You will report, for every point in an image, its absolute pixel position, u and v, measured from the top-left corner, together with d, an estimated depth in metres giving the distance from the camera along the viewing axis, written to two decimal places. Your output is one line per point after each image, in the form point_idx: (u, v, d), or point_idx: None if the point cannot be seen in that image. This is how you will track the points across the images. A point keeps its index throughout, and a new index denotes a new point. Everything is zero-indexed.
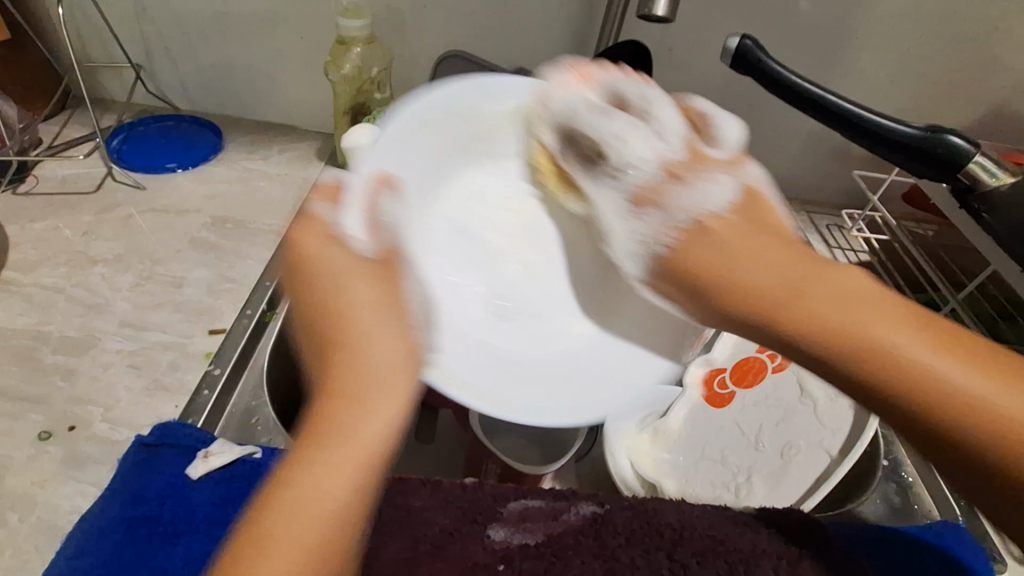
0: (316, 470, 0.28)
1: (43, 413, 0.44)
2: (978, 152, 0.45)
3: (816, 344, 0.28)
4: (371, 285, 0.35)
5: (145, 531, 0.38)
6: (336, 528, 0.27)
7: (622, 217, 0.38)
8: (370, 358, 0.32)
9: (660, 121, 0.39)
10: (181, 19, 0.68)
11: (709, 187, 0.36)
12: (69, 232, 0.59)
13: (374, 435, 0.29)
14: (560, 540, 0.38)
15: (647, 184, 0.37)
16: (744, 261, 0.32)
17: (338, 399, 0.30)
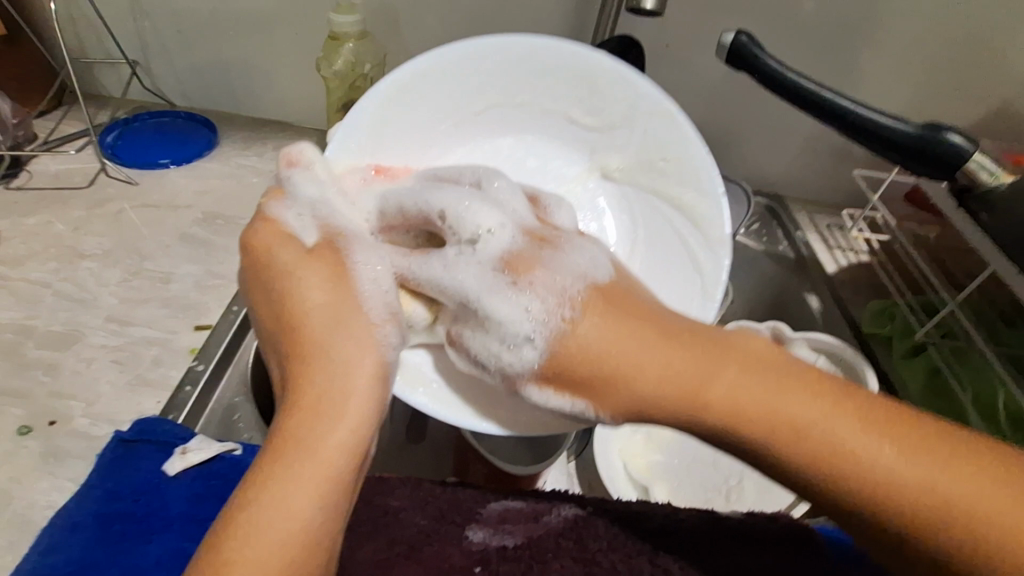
0: (284, 489, 0.27)
1: (24, 407, 0.44)
2: (978, 149, 0.43)
3: (727, 421, 0.27)
4: (323, 289, 0.33)
5: (119, 528, 0.37)
6: (310, 548, 0.27)
7: (499, 292, 0.33)
8: (328, 355, 0.31)
9: (497, 194, 0.37)
10: (176, 15, 0.68)
11: (575, 255, 0.34)
12: (60, 226, 0.59)
13: (338, 445, 0.28)
14: (538, 543, 0.37)
15: (514, 252, 0.33)
16: (632, 351, 0.29)
17: (303, 410, 0.29)
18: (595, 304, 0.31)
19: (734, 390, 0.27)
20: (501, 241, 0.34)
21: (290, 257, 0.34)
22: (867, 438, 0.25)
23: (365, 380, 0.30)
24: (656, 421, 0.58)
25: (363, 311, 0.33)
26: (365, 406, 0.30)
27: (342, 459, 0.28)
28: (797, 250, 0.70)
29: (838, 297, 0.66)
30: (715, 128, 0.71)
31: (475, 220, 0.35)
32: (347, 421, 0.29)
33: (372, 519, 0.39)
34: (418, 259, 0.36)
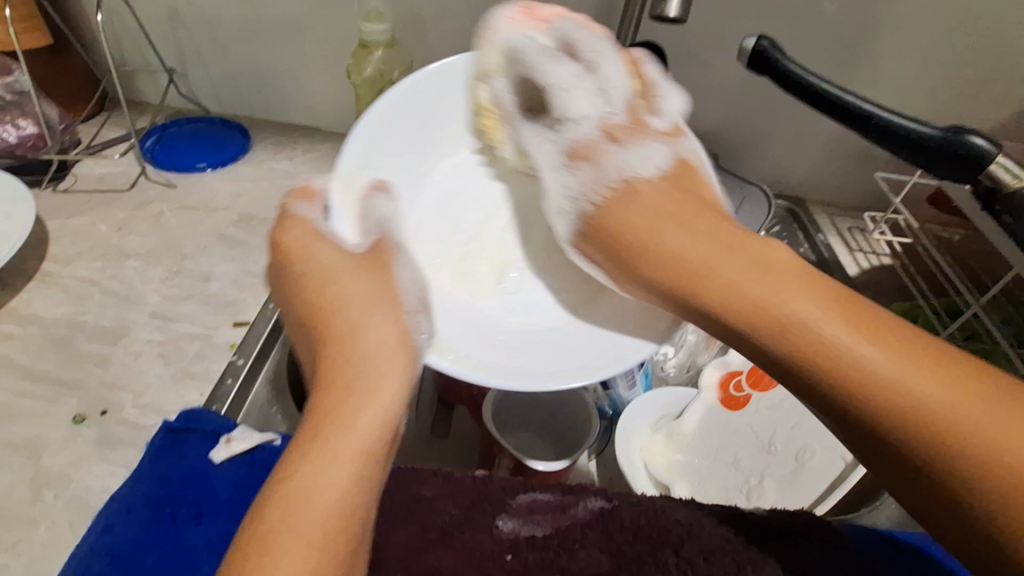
0: (325, 463, 0.29)
1: (77, 397, 0.47)
2: (1000, 153, 0.43)
3: (752, 326, 0.30)
4: (359, 278, 0.37)
5: (170, 511, 0.40)
6: (340, 514, 0.28)
7: (564, 173, 0.40)
8: (368, 342, 0.34)
9: (604, 78, 0.40)
10: (212, 25, 0.71)
11: (641, 151, 0.39)
12: (105, 227, 0.62)
13: (372, 418, 0.31)
14: (566, 533, 0.39)
15: (582, 141, 0.39)
16: (670, 230, 0.35)
17: (346, 388, 0.31)
18: (634, 189, 0.38)
19: (781, 308, 0.30)
20: (580, 130, 0.40)
21: (339, 258, 0.38)
22: (875, 347, 0.27)
23: (398, 362, 0.33)
24: (677, 421, 0.58)
25: (397, 297, 0.36)
26: (397, 383, 0.32)
27: (376, 434, 0.30)
28: (818, 251, 0.71)
29: (860, 299, 0.66)
30: (736, 130, 0.71)
31: (572, 106, 0.39)
32: (378, 402, 0.31)
33: (405, 507, 0.40)
34: (522, 120, 0.41)
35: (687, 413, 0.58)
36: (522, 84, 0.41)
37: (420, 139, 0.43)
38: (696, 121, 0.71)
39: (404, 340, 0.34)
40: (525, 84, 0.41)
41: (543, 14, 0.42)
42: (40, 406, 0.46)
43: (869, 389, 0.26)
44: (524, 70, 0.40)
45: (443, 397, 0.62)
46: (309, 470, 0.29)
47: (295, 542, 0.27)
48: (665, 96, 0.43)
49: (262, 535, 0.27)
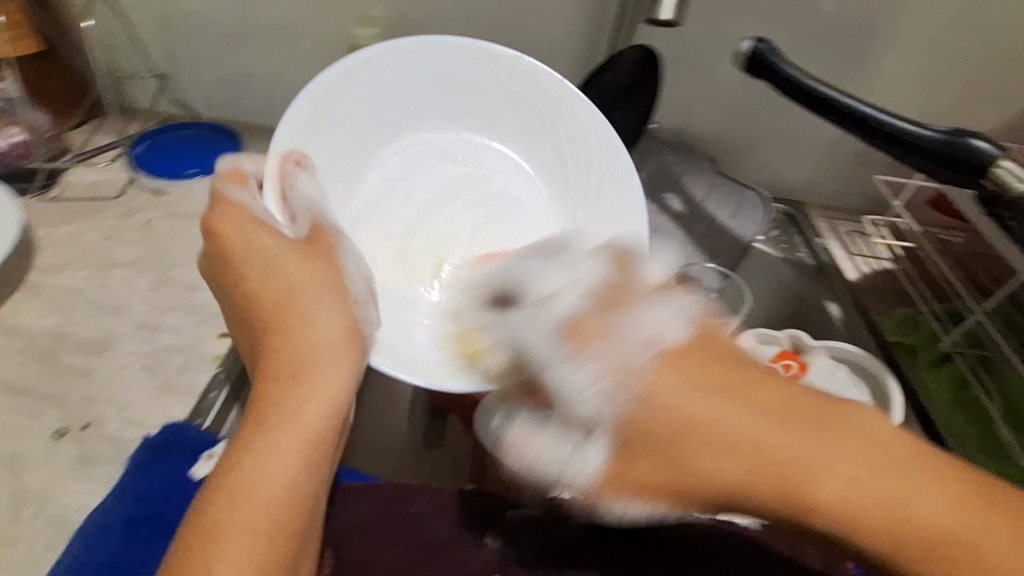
0: (271, 452, 0.29)
1: (60, 411, 0.46)
2: (1005, 156, 0.42)
3: (729, 481, 0.28)
4: (302, 266, 0.36)
5: (149, 530, 0.39)
6: (291, 504, 0.29)
7: (562, 365, 0.34)
8: (315, 327, 0.33)
9: (579, 270, 0.38)
10: (203, 30, 0.70)
11: (654, 315, 0.33)
12: (93, 236, 0.62)
13: (317, 409, 0.31)
14: (558, 550, 0.38)
15: (580, 318, 0.34)
16: (665, 402, 0.30)
17: (289, 383, 0.31)
18: (648, 395, 0.30)
19: (736, 446, 0.28)
20: (569, 304, 0.36)
21: (284, 245, 0.37)
22: (846, 475, 0.26)
23: (342, 353, 0.33)
24: None
25: (340, 288, 0.37)
26: (344, 374, 0.32)
27: (321, 423, 0.31)
28: (816, 256, 0.69)
29: (859, 303, 0.65)
30: (732, 134, 0.70)
31: (537, 348, 0.36)
32: (323, 393, 0.31)
33: (392, 524, 0.39)
34: (508, 316, 0.40)
35: None
36: (497, 296, 0.43)
37: (365, 124, 0.48)
38: (693, 124, 0.70)
39: (347, 331, 0.34)
40: (501, 293, 0.42)
41: (502, 256, 0.48)
42: (22, 420, 0.45)
43: (813, 497, 0.27)
44: (512, 285, 0.42)
45: (435, 408, 0.61)
46: (255, 458, 0.29)
47: (240, 529, 0.28)
48: (648, 265, 0.39)
49: (205, 525, 0.28)
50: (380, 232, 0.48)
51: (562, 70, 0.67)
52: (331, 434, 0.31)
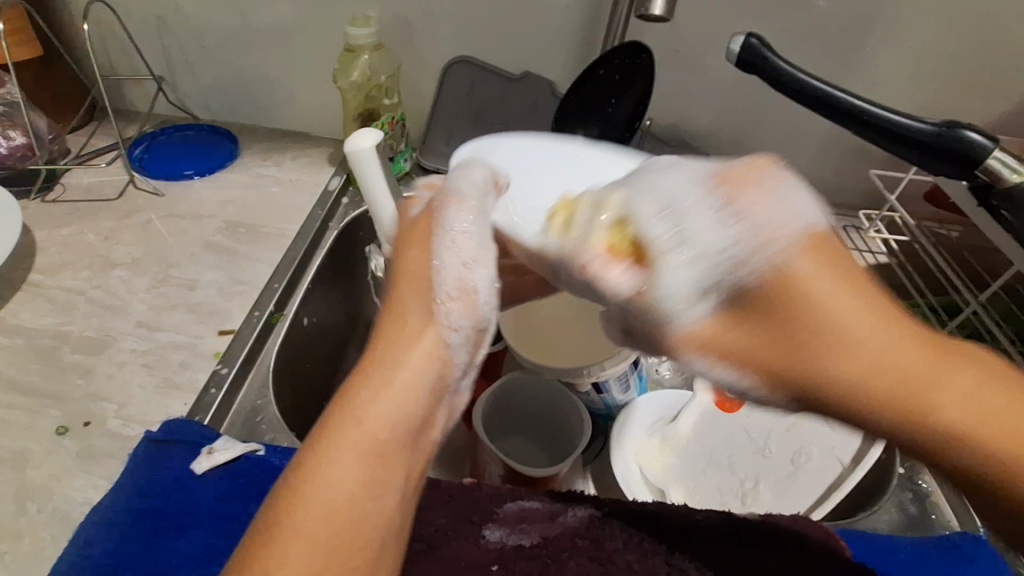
0: (329, 462, 0.26)
1: (61, 408, 0.46)
2: (997, 147, 0.42)
3: (948, 441, 0.23)
4: (422, 252, 0.31)
5: (151, 524, 0.39)
6: (343, 526, 0.26)
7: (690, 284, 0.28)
8: (404, 326, 0.29)
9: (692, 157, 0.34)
10: (200, 33, 0.71)
11: (777, 194, 0.28)
12: (92, 236, 0.62)
13: (385, 421, 0.27)
14: (557, 541, 0.38)
15: (722, 177, 0.29)
16: (865, 328, 0.24)
17: (363, 388, 0.28)
18: (786, 281, 0.25)
19: (959, 405, 0.23)
20: (699, 169, 0.31)
21: (407, 226, 0.33)
22: None
23: (420, 355, 0.29)
24: (672, 424, 0.56)
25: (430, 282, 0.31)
26: (414, 378, 0.28)
27: (383, 431, 0.27)
28: None
29: None
30: (728, 129, 0.71)
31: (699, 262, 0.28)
32: (397, 391, 0.28)
33: None
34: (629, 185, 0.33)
35: (682, 416, 0.56)
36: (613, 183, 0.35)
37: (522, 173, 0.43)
38: (688, 121, 0.71)
39: (431, 326, 0.29)
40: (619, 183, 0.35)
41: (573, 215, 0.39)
42: (23, 418, 0.46)
43: (999, 440, 0.23)
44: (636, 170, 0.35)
45: None
46: (313, 468, 0.26)
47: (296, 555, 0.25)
48: None
49: (259, 545, 0.25)
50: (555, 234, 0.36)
51: (557, 69, 0.68)
52: (400, 442, 0.28)
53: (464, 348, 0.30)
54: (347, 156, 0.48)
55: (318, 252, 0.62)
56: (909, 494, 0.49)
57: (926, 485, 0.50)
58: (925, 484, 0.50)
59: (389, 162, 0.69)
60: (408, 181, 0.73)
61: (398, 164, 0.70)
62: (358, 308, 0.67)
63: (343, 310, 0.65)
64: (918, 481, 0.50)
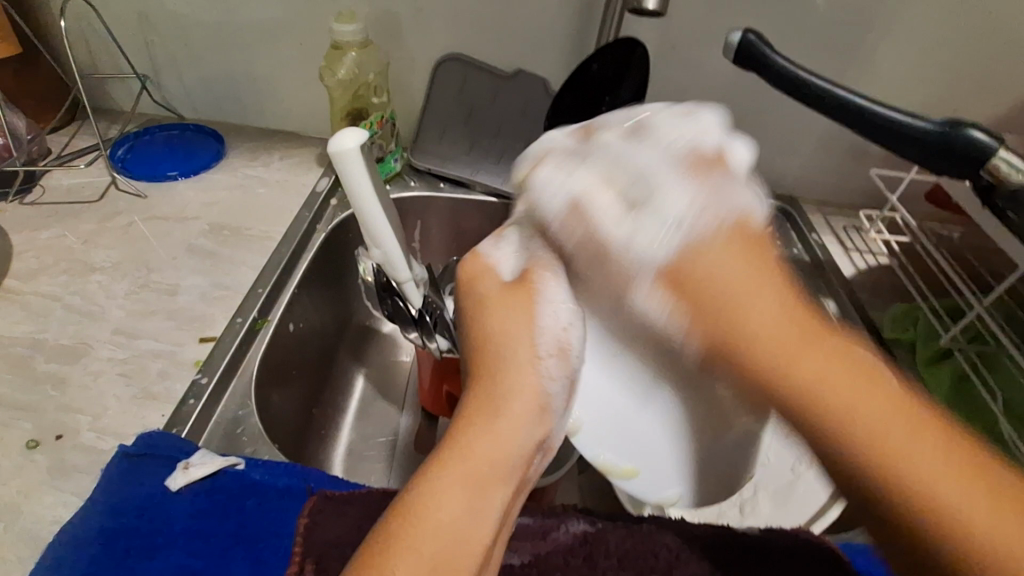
0: (446, 491, 0.28)
1: (32, 421, 0.44)
2: (1002, 145, 0.40)
3: (843, 421, 0.26)
4: (515, 306, 0.34)
5: (122, 544, 0.37)
6: (457, 543, 0.27)
7: (648, 161, 0.36)
8: (513, 376, 0.32)
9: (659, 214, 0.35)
10: (185, 30, 0.69)
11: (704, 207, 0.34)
12: (71, 239, 0.60)
13: (491, 454, 0.29)
14: (547, 560, 0.36)
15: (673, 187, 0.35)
16: (754, 300, 0.30)
17: (477, 430, 0.30)
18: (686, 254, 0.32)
19: (836, 394, 0.26)
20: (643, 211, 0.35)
21: (489, 288, 0.35)
22: (937, 471, 0.24)
23: (521, 415, 0.31)
24: None
25: (532, 336, 0.33)
26: (522, 428, 0.30)
27: (491, 473, 0.29)
28: (812, 252, 0.68)
29: (856, 301, 0.63)
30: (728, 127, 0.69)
31: (657, 136, 0.38)
32: (503, 429, 0.30)
33: None
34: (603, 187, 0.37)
35: None
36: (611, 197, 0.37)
37: None
38: None
39: (531, 374, 0.32)
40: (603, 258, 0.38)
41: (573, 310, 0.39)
42: None
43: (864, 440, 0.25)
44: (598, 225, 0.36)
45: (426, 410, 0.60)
46: (429, 492, 0.28)
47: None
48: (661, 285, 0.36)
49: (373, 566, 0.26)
50: None
51: (551, 66, 0.66)
52: (503, 482, 0.29)
53: (560, 398, 0.33)
54: (331, 156, 0.46)
55: (304, 255, 0.60)
56: None
57: None
58: None
59: (378, 162, 0.67)
60: (398, 182, 0.71)
61: (388, 165, 0.68)
62: (346, 312, 0.65)
63: (330, 314, 0.63)
64: None
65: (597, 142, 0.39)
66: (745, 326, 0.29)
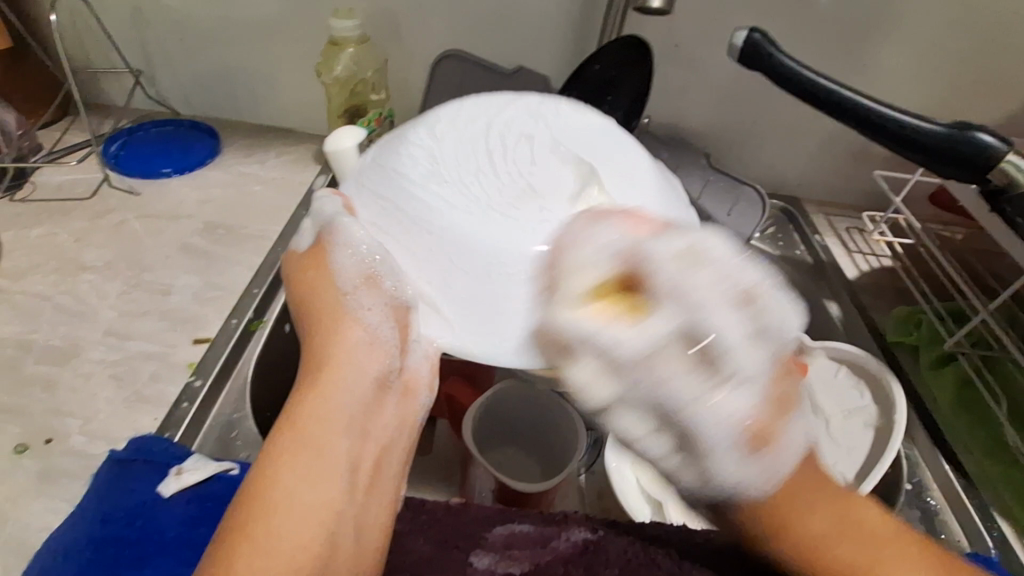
0: (284, 452, 0.31)
1: (20, 425, 0.43)
2: (1010, 149, 0.39)
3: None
4: (315, 271, 0.39)
5: (113, 553, 0.36)
6: (319, 511, 0.31)
7: (729, 429, 0.26)
8: (329, 327, 0.37)
9: (731, 390, 0.26)
10: (179, 24, 0.67)
11: (789, 435, 0.28)
12: (63, 238, 0.59)
13: (324, 404, 0.33)
14: (546, 569, 0.35)
15: (761, 420, 0.27)
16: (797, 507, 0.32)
17: (309, 384, 0.34)
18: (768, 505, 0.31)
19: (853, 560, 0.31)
20: (739, 400, 0.26)
21: (294, 264, 0.41)
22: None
23: (349, 348, 0.36)
24: None
25: (335, 282, 0.38)
26: (348, 365, 0.35)
27: (319, 417, 0.33)
28: (815, 253, 0.67)
29: (859, 304, 0.62)
30: (731, 127, 0.68)
31: (739, 362, 0.26)
32: (330, 378, 0.34)
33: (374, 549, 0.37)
34: (676, 358, 0.26)
35: None
36: (701, 354, 0.26)
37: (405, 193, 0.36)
38: (687, 118, 0.68)
39: (348, 317, 0.37)
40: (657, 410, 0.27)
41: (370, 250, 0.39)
42: None
43: None
44: (658, 408, 0.27)
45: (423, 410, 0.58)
46: (270, 458, 0.31)
47: (267, 545, 0.28)
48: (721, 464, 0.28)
49: (226, 551, 0.28)
50: (462, 134, 0.37)
51: (552, 64, 0.65)
52: (337, 423, 0.33)
53: (383, 327, 0.38)
54: (327, 155, 0.45)
55: None
56: (917, 510, 0.47)
57: (933, 503, 0.47)
58: (932, 501, 0.48)
59: None
60: None
61: None
62: None
63: None
64: (926, 499, 0.48)
65: (671, 382, 0.26)
66: (777, 512, 0.32)
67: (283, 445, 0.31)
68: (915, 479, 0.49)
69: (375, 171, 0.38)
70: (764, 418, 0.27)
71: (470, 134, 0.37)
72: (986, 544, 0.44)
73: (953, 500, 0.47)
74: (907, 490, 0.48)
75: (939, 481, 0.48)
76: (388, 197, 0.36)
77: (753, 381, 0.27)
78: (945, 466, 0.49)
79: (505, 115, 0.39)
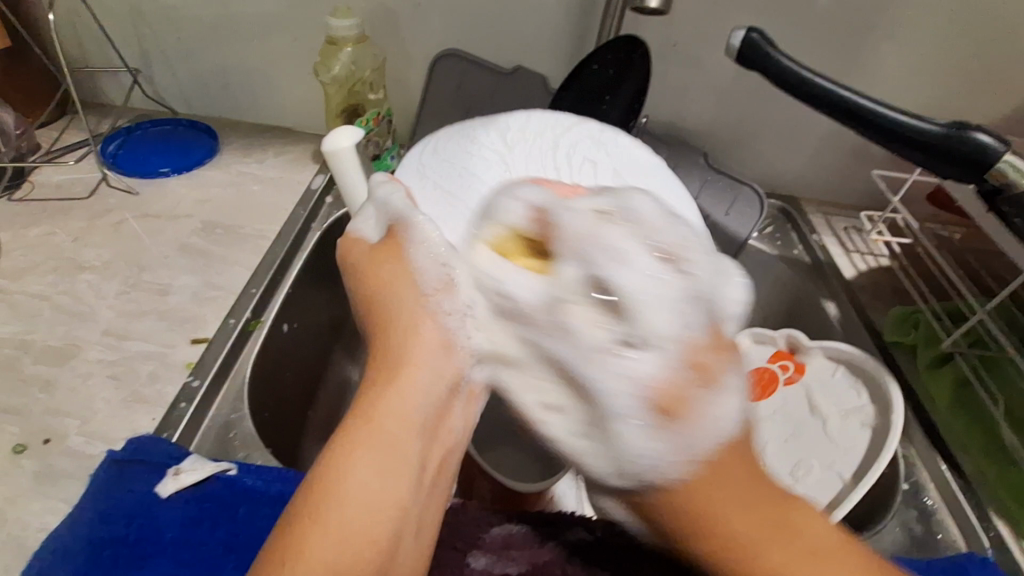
0: (353, 462, 0.28)
1: (18, 425, 0.43)
2: (1008, 148, 0.39)
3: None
4: (388, 262, 0.35)
5: (111, 553, 0.36)
6: (386, 522, 0.28)
7: (628, 390, 0.29)
8: (405, 326, 0.33)
9: (641, 339, 0.29)
10: (177, 24, 0.67)
11: (716, 410, 0.28)
12: (61, 238, 0.59)
13: (397, 413, 0.30)
14: (544, 569, 0.35)
15: (667, 381, 0.29)
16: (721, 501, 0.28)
17: (380, 388, 0.31)
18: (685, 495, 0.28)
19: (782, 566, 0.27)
20: (643, 358, 0.29)
21: (359, 250, 0.37)
22: None
23: (429, 353, 0.32)
24: None
25: (411, 279, 0.35)
26: (424, 371, 0.31)
27: (394, 427, 0.29)
28: (813, 253, 0.68)
29: (857, 305, 0.62)
30: (730, 127, 0.68)
31: (648, 322, 0.29)
32: (405, 385, 0.31)
33: None
34: (574, 308, 0.30)
35: None
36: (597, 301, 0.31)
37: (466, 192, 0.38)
38: (686, 117, 0.68)
39: (426, 321, 0.33)
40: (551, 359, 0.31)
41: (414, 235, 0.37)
42: None
43: None
44: (552, 357, 0.31)
45: None
46: (333, 469, 0.28)
47: (322, 549, 0.26)
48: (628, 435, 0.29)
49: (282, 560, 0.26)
50: (531, 153, 0.40)
51: (551, 63, 0.65)
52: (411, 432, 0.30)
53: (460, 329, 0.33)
54: (325, 156, 0.44)
55: (298, 253, 0.59)
56: (913, 509, 0.47)
57: (930, 502, 0.48)
58: (929, 501, 0.48)
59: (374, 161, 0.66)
60: None
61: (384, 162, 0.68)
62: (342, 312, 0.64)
63: (326, 314, 0.62)
64: (923, 498, 0.48)
65: (568, 329, 0.30)
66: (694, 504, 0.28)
67: (349, 445, 0.29)
68: (911, 479, 0.49)
69: (437, 164, 0.41)
70: (676, 380, 0.29)
71: (539, 154, 0.40)
72: (983, 544, 0.44)
73: (950, 500, 0.47)
74: (903, 490, 0.48)
75: (936, 481, 0.49)
76: (453, 188, 0.39)
77: (663, 335, 0.29)
78: (942, 465, 0.49)
79: (571, 135, 0.42)
